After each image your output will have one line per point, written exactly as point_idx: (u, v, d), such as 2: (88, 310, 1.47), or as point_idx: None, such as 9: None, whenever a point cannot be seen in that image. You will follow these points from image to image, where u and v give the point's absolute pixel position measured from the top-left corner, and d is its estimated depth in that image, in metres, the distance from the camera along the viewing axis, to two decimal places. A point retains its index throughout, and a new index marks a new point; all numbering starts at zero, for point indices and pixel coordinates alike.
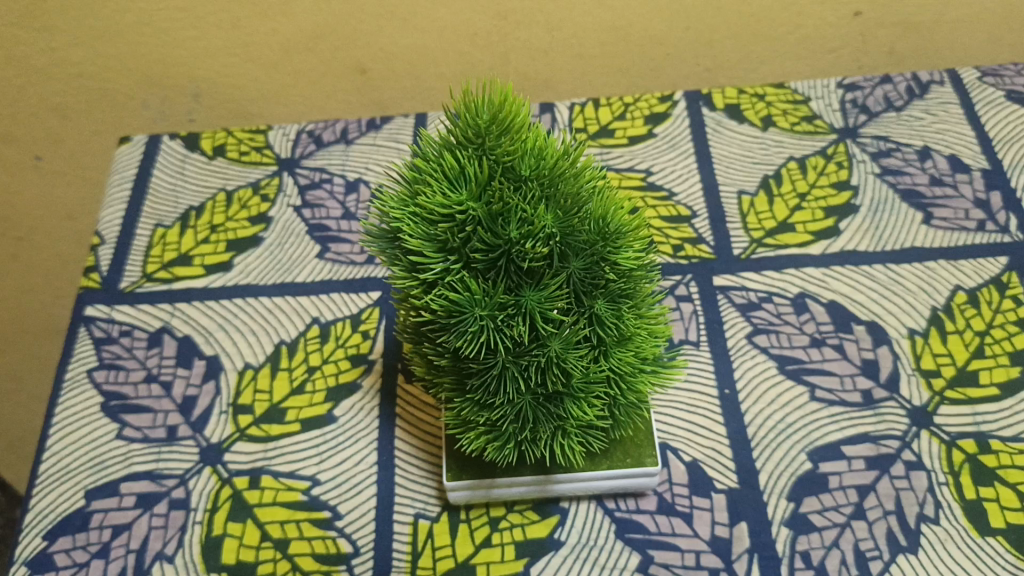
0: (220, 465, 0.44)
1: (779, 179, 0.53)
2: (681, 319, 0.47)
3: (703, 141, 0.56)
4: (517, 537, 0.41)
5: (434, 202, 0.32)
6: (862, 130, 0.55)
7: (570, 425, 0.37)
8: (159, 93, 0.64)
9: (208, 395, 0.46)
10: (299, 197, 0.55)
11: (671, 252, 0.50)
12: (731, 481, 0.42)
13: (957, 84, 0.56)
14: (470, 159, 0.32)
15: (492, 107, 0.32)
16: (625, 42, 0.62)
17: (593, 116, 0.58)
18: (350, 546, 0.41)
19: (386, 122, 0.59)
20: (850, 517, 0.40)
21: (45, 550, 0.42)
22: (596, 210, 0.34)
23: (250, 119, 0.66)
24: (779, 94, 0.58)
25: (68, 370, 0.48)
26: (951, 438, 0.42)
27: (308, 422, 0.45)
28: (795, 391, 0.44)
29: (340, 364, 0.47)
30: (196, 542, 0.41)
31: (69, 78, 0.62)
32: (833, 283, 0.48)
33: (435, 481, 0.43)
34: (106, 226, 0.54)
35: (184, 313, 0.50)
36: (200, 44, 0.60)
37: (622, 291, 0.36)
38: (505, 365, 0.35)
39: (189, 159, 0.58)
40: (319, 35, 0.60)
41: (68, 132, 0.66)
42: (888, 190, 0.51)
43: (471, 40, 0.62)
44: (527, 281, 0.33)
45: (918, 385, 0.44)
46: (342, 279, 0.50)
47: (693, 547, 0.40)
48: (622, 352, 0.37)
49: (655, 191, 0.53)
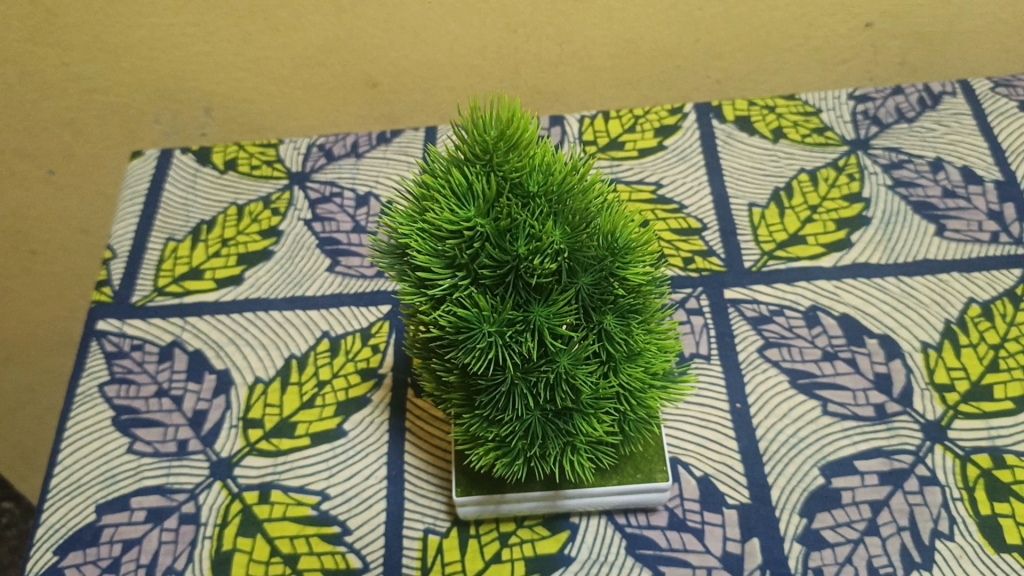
0: (229, 479, 0.44)
1: (790, 191, 0.53)
2: (692, 333, 0.47)
3: (713, 153, 0.56)
4: (527, 552, 0.41)
5: (442, 219, 0.32)
6: (873, 141, 0.55)
7: (579, 441, 0.37)
8: (171, 108, 0.64)
9: (218, 409, 0.46)
10: (309, 211, 0.55)
11: (681, 265, 0.50)
12: (742, 496, 0.42)
13: (970, 95, 0.56)
14: (478, 175, 0.32)
15: (500, 123, 0.32)
16: (635, 54, 0.62)
17: (603, 128, 0.58)
18: (359, 561, 0.41)
19: (396, 136, 0.59)
20: (864, 533, 0.40)
21: (56, 564, 0.42)
22: (605, 225, 0.34)
23: (261, 132, 0.67)
24: (790, 106, 0.57)
25: (80, 385, 0.48)
26: (965, 452, 0.42)
27: (318, 436, 0.45)
28: (807, 405, 0.44)
29: (350, 378, 0.47)
30: (206, 556, 0.41)
31: (83, 93, 0.63)
32: (846, 296, 0.48)
33: (444, 496, 0.43)
34: (118, 240, 0.54)
35: (195, 327, 0.50)
36: (211, 58, 0.61)
37: (632, 306, 0.36)
38: (514, 381, 0.35)
39: (201, 173, 0.58)
40: (330, 49, 0.61)
41: (80, 146, 0.67)
42: (900, 202, 0.51)
43: (481, 53, 0.62)
44: (536, 297, 0.33)
45: (931, 400, 0.43)
46: (352, 292, 0.50)
47: (705, 563, 0.40)
48: (632, 367, 0.37)
49: (665, 204, 0.53)
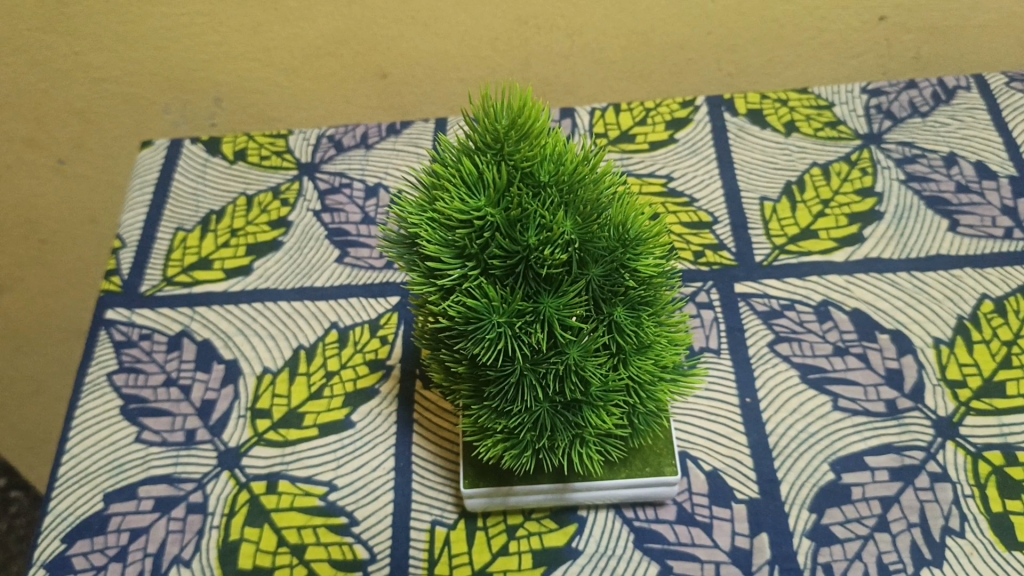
0: (238, 469, 0.44)
1: (802, 185, 0.52)
2: (702, 327, 0.47)
3: (725, 147, 0.55)
4: (534, 545, 0.41)
5: (453, 208, 0.32)
6: (886, 136, 0.54)
7: (588, 434, 0.37)
8: (181, 98, 0.64)
9: (227, 399, 0.46)
10: (319, 202, 0.55)
11: (692, 258, 0.50)
12: (751, 491, 0.41)
13: (985, 90, 0.55)
14: (489, 164, 0.32)
15: (511, 112, 0.32)
16: (647, 46, 0.62)
17: (613, 121, 0.57)
18: (366, 552, 0.41)
19: (406, 127, 0.59)
20: (873, 529, 0.40)
21: (63, 553, 0.42)
22: (616, 216, 0.33)
23: (271, 123, 0.67)
24: (802, 99, 0.57)
25: (88, 373, 0.48)
26: (976, 449, 0.41)
27: (326, 427, 0.45)
28: (817, 400, 0.44)
29: (358, 370, 0.47)
30: (213, 546, 0.41)
31: (93, 82, 0.63)
32: (857, 291, 0.47)
33: (451, 488, 0.43)
34: (128, 229, 0.54)
35: (204, 317, 0.50)
36: (221, 48, 0.61)
37: (642, 298, 0.36)
38: (523, 372, 0.35)
39: (210, 163, 0.58)
40: (341, 40, 0.61)
41: (91, 136, 0.67)
42: (913, 197, 0.51)
43: (492, 45, 0.62)
44: (546, 288, 0.33)
45: (943, 396, 0.43)
46: (361, 284, 0.50)
47: (713, 557, 0.40)
48: (642, 359, 0.36)
49: (676, 197, 0.53)
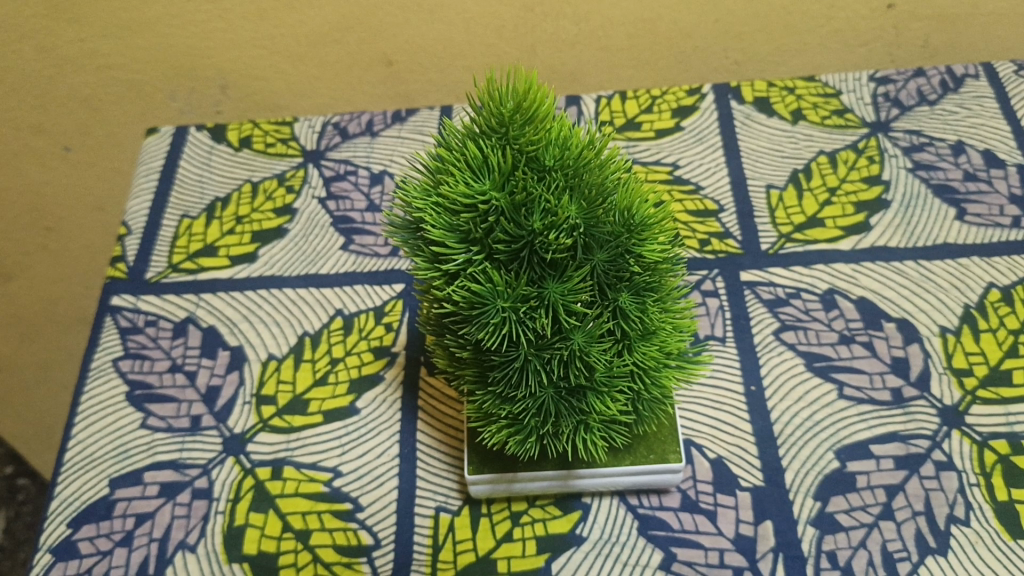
0: (242, 455, 0.44)
1: (809, 173, 0.52)
2: (707, 315, 0.47)
3: (731, 134, 0.55)
4: (539, 532, 0.41)
5: (457, 192, 0.31)
6: (894, 124, 0.54)
7: (592, 420, 0.37)
8: (187, 86, 0.64)
9: (231, 385, 0.46)
10: (324, 189, 0.55)
11: (697, 246, 0.50)
12: (756, 479, 0.41)
13: (993, 78, 0.55)
14: (493, 148, 0.32)
15: (516, 95, 0.31)
16: (653, 34, 0.62)
17: (620, 108, 0.57)
18: (371, 538, 0.41)
19: (411, 115, 0.59)
20: (878, 517, 0.39)
21: (69, 537, 0.42)
22: (621, 201, 0.33)
23: (276, 111, 0.67)
24: (810, 87, 0.57)
25: (94, 359, 0.48)
26: (983, 438, 0.41)
27: (331, 414, 0.45)
28: (822, 389, 0.44)
29: (363, 357, 0.47)
30: (218, 531, 0.42)
31: (99, 70, 0.63)
32: (864, 280, 0.47)
33: (456, 475, 0.43)
34: (133, 216, 0.54)
35: (209, 303, 0.50)
36: (227, 36, 0.61)
37: (647, 284, 0.36)
38: (527, 357, 0.35)
39: (216, 150, 0.58)
40: (346, 27, 0.60)
41: (97, 123, 0.67)
42: (920, 185, 0.51)
43: (498, 32, 0.61)
44: (550, 273, 0.33)
45: (949, 384, 0.43)
46: (366, 271, 0.50)
47: (717, 545, 0.40)
48: (646, 346, 0.36)
49: (681, 184, 0.53)
